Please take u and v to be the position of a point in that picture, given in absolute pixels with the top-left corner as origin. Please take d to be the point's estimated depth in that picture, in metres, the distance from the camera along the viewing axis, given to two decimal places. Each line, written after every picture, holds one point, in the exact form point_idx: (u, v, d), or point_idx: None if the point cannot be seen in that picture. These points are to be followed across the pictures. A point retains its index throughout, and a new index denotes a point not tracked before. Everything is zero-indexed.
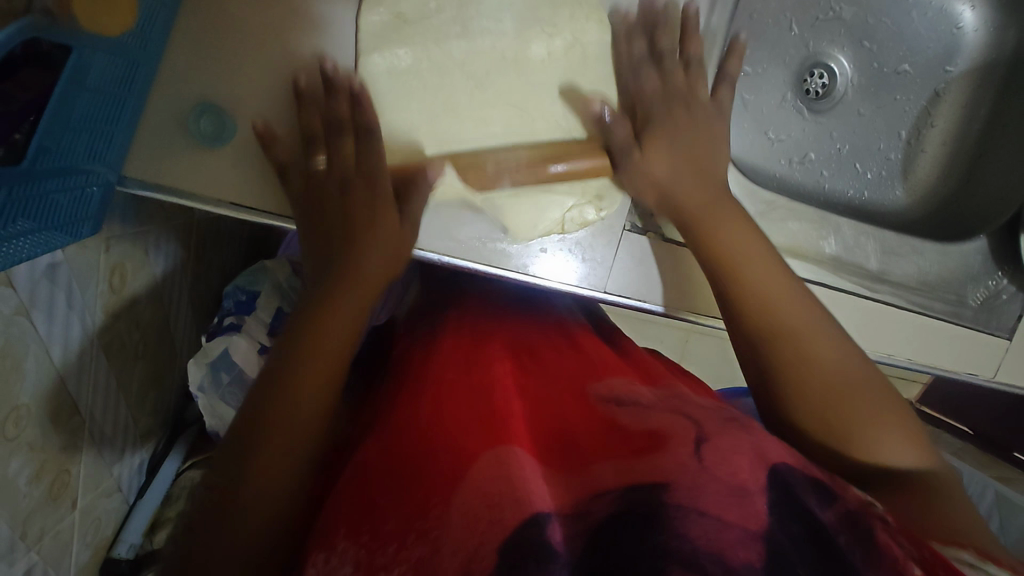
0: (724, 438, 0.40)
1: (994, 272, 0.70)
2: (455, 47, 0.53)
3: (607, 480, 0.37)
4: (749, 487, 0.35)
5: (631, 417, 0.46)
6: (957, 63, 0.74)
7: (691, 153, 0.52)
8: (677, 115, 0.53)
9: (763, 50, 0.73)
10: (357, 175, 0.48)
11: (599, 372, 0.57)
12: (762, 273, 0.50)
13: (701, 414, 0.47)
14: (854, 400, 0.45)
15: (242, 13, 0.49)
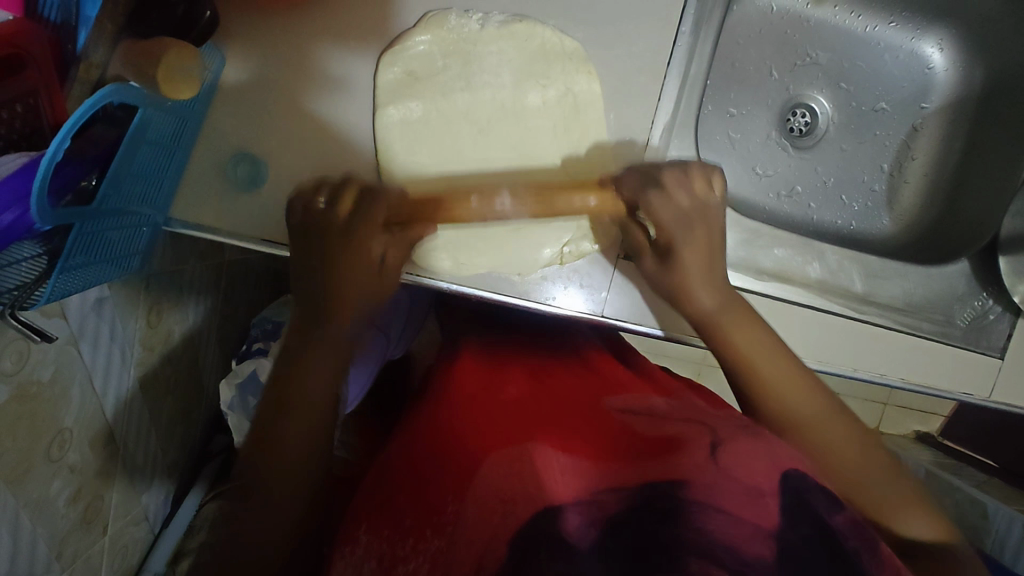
0: (740, 444, 0.44)
1: (980, 292, 0.72)
2: (459, 98, 0.60)
3: (621, 472, 0.42)
4: (764, 490, 0.39)
5: (644, 424, 0.50)
6: (931, 100, 0.80)
7: (703, 250, 0.56)
8: (696, 230, 0.56)
9: (746, 93, 0.79)
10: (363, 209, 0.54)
11: (616, 390, 0.61)
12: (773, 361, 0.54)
13: (716, 425, 0.49)
14: (878, 486, 0.48)
15: (275, 76, 0.57)
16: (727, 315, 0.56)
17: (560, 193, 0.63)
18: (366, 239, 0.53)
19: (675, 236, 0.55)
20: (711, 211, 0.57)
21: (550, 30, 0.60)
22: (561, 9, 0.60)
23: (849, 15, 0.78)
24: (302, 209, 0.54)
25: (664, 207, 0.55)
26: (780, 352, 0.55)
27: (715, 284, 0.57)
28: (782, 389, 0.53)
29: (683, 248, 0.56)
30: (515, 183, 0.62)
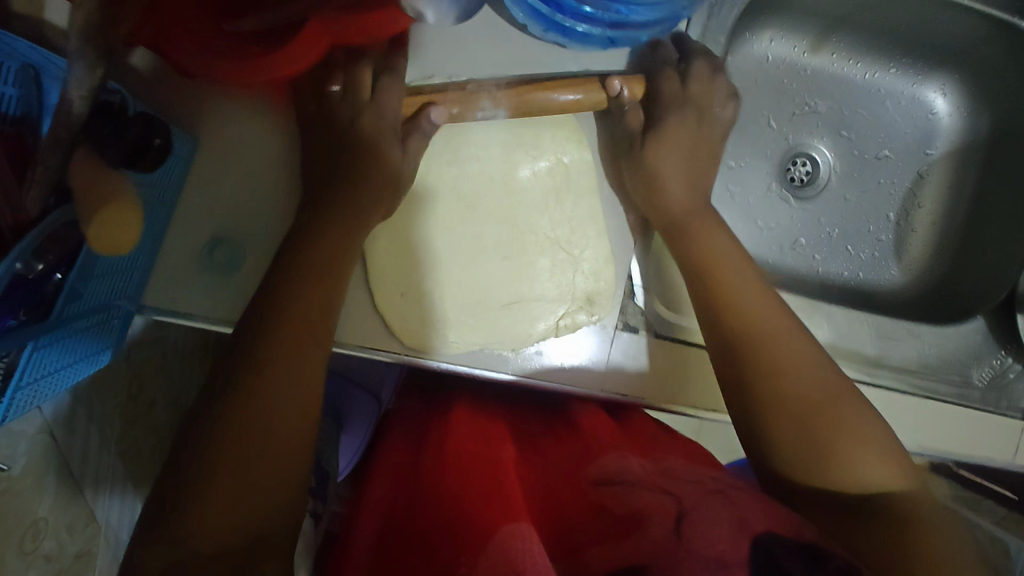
0: (699, 513, 0.43)
1: (997, 350, 0.69)
2: (447, 172, 0.58)
3: (600, 561, 0.42)
4: (726, 562, 0.38)
5: (616, 495, 0.49)
6: (936, 146, 0.77)
7: (683, 146, 0.59)
8: (687, 119, 0.59)
9: (743, 145, 0.77)
10: (367, 109, 0.52)
11: (594, 451, 0.59)
12: (756, 295, 0.55)
13: (680, 488, 0.49)
14: (837, 411, 0.50)
15: (249, 156, 0.54)
16: (700, 214, 0.59)
17: (551, 265, 0.60)
18: (377, 123, 0.52)
19: (670, 118, 0.58)
20: (702, 122, 0.60)
21: None
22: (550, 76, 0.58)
23: (847, 62, 0.76)
24: (314, 98, 0.53)
25: (669, 92, 0.58)
26: (750, 277, 0.57)
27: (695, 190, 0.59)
28: (757, 315, 0.54)
29: (666, 142, 0.58)
30: (506, 257, 0.59)
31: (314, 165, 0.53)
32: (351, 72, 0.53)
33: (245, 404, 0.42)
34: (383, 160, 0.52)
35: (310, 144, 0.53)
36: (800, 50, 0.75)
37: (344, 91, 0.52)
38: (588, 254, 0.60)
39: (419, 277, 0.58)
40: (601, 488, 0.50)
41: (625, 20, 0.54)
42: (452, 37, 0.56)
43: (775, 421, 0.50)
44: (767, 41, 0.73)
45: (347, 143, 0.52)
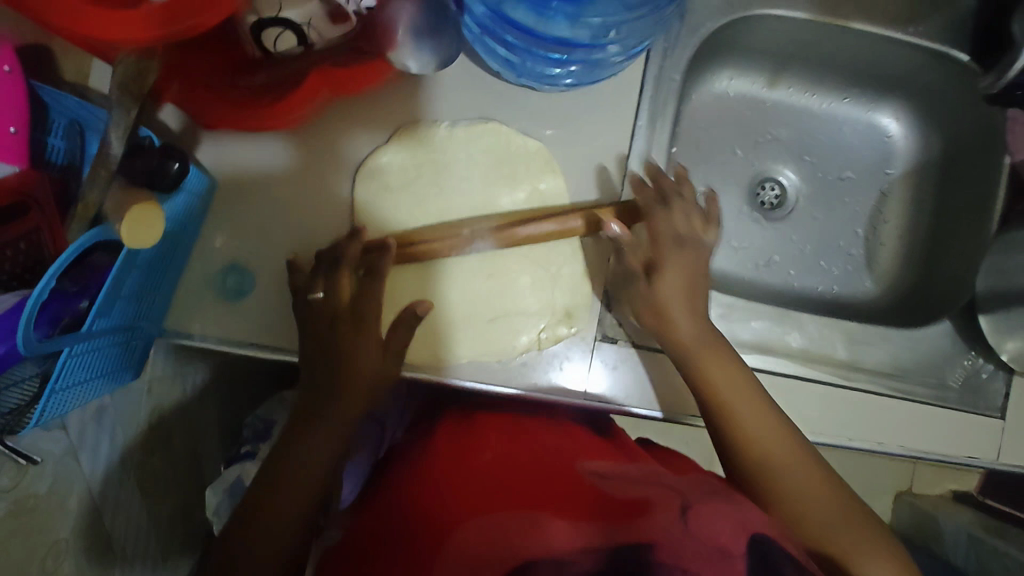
0: (704, 508, 0.47)
1: (967, 352, 0.70)
2: (433, 202, 0.64)
3: (591, 535, 0.45)
4: (730, 551, 0.42)
5: (615, 486, 0.52)
6: (895, 165, 0.83)
7: (681, 269, 0.61)
8: (683, 251, 0.62)
9: (713, 173, 0.83)
10: (349, 315, 0.57)
11: (587, 455, 0.62)
12: (743, 399, 0.58)
13: (685, 488, 0.52)
14: (841, 532, 0.52)
15: (259, 193, 0.62)
16: (703, 344, 0.60)
17: (532, 283, 0.65)
18: (358, 326, 0.57)
19: (662, 252, 0.61)
20: (689, 253, 0.62)
21: (513, 132, 0.64)
22: (522, 114, 0.65)
23: (802, 95, 0.83)
24: (304, 298, 0.58)
25: (661, 218, 0.62)
26: (747, 387, 0.59)
27: (702, 318, 0.61)
28: (743, 411, 0.58)
29: (673, 305, 0.60)
30: (490, 275, 0.64)
31: (310, 345, 0.58)
32: (332, 273, 0.58)
33: (294, 502, 0.54)
34: (354, 359, 0.57)
35: (310, 330, 0.58)
36: (759, 86, 0.82)
37: (327, 293, 0.58)
38: (566, 271, 0.65)
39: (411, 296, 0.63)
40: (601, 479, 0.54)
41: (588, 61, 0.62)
42: (433, 85, 0.64)
43: (784, 510, 0.53)
44: (726, 80, 0.81)
45: (333, 335, 0.57)
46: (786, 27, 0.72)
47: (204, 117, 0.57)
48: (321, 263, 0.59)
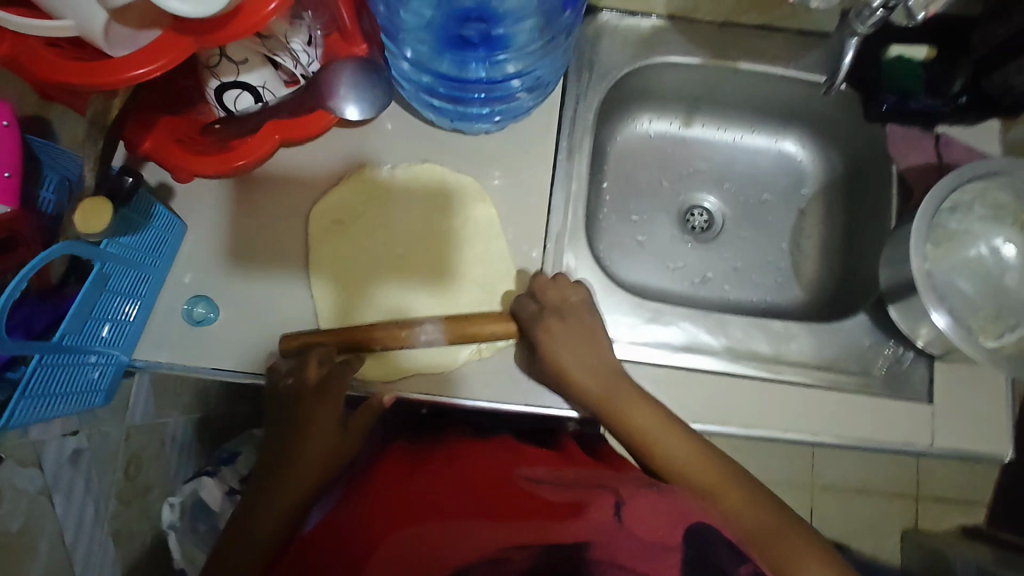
0: (638, 502, 0.52)
1: (887, 341, 0.75)
2: (378, 234, 0.72)
3: (527, 533, 0.49)
4: (666, 543, 0.47)
5: (552, 490, 0.56)
6: (808, 185, 0.91)
7: (569, 344, 0.66)
8: (557, 325, 0.66)
9: (643, 203, 0.91)
10: (316, 387, 0.64)
11: (532, 463, 0.64)
12: (667, 432, 0.64)
13: (618, 485, 0.56)
14: (783, 544, 0.58)
15: (228, 234, 0.71)
16: (614, 396, 0.64)
17: (470, 299, 0.71)
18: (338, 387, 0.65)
19: (541, 334, 0.66)
20: (574, 320, 0.67)
21: (447, 170, 0.73)
22: (453, 154, 0.74)
23: (716, 130, 0.92)
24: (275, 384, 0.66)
25: (529, 306, 0.67)
26: (664, 421, 0.64)
27: (609, 375, 0.65)
28: (667, 442, 0.63)
29: (585, 376, 0.65)
30: (432, 295, 0.71)
31: (273, 415, 0.65)
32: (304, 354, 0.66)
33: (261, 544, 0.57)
34: (314, 419, 0.63)
35: (280, 402, 0.64)
36: (676, 125, 0.92)
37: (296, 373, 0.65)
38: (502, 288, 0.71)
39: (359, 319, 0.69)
40: (540, 484, 0.57)
41: (501, 97, 0.72)
42: (373, 134, 0.74)
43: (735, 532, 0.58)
44: (647, 121, 0.91)
45: (297, 407, 0.63)
46: (680, 74, 0.83)
47: (180, 172, 0.66)
48: (298, 348, 0.67)
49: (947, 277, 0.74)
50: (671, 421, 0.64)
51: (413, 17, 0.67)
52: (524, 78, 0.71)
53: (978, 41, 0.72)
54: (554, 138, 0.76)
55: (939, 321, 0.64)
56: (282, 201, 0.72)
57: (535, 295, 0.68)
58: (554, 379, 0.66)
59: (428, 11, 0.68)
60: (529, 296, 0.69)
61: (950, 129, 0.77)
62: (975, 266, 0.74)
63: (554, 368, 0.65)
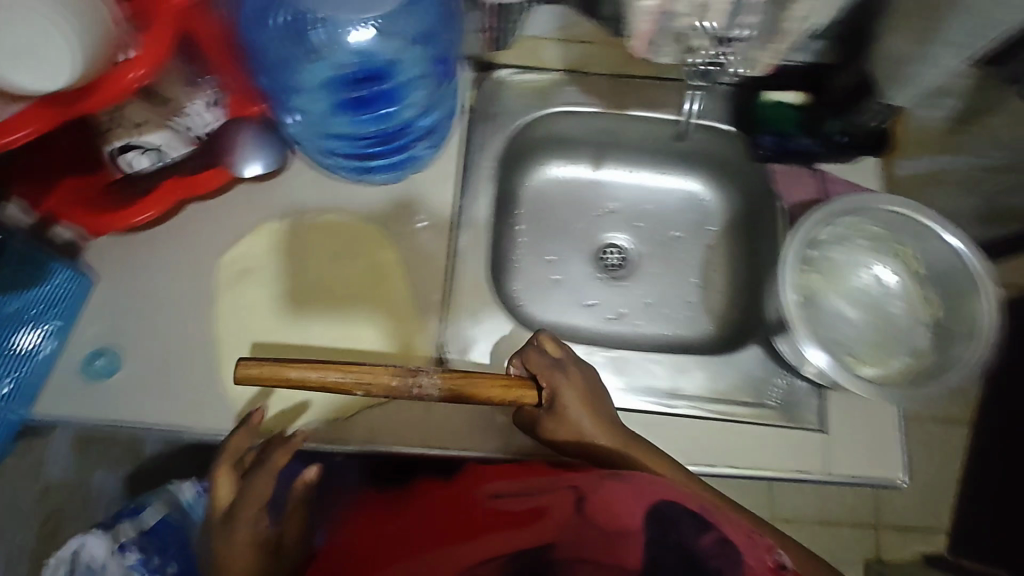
0: (596, 496, 0.55)
1: (781, 371, 0.77)
2: (280, 282, 0.74)
3: (499, 542, 0.52)
4: (626, 530, 0.51)
5: (512, 497, 0.58)
6: (714, 222, 0.94)
7: (579, 396, 0.67)
8: (572, 377, 0.67)
9: (557, 244, 0.94)
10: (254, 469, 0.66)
11: (490, 474, 0.66)
12: (647, 457, 0.66)
13: (580, 478, 0.59)
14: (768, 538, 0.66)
15: (129, 286, 0.72)
16: (628, 443, 0.67)
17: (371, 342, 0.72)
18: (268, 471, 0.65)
19: (560, 387, 0.66)
20: (582, 376, 0.68)
21: (352, 217, 0.76)
22: (357, 203, 0.77)
23: (625, 171, 0.96)
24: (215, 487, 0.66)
25: (535, 357, 0.66)
26: (641, 449, 0.66)
27: (619, 435, 0.67)
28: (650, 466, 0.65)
29: (597, 428, 0.66)
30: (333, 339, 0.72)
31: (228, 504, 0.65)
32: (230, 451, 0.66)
33: None
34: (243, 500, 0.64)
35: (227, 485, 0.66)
36: (586, 169, 0.96)
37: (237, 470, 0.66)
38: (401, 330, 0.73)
39: (258, 365, 0.71)
40: (499, 495, 0.59)
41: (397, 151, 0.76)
42: (278, 185, 0.76)
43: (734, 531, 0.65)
44: (557, 167, 0.95)
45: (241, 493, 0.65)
46: (580, 121, 0.88)
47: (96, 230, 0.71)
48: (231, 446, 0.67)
49: (832, 306, 0.78)
50: (653, 451, 0.67)
51: (312, 79, 0.67)
52: (414, 126, 0.76)
53: (829, 80, 0.78)
54: (456, 186, 0.79)
55: (814, 357, 0.67)
56: (183, 250, 0.73)
57: (540, 344, 0.68)
58: (571, 446, 0.66)
59: (325, 73, 0.66)
60: (521, 352, 0.68)
61: (830, 166, 0.82)
62: (858, 296, 0.78)
63: (571, 436, 0.66)
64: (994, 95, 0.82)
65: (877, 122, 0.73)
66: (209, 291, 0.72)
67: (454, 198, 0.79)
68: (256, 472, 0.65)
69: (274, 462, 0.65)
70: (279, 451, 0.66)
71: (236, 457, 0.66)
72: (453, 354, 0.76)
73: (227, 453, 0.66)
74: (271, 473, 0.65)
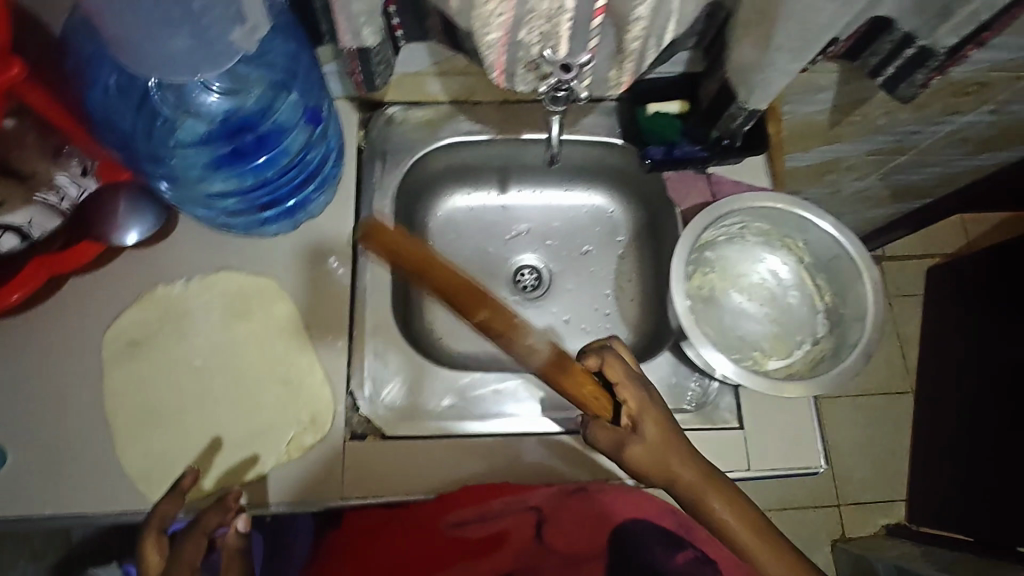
0: (555, 521, 0.67)
1: (692, 374, 0.79)
2: (175, 348, 0.72)
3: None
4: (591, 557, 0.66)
5: (474, 523, 0.67)
6: (621, 233, 0.95)
7: (647, 406, 0.62)
8: (648, 388, 0.63)
9: (471, 271, 0.94)
10: (189, 533, 0.53)
11: (438, 498, 0.69)
12: (693, 473, 0.61)
13: (540, 496, 0.68)
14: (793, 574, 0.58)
15: (13, 374, 0.69)
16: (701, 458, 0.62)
17: (275, 400, 0.72)
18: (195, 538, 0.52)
19: (625, 388, 0.63)
20: (653, 392, 0.64)
21: (244, 274, 0.75)
22: (250, 258, 0.76)
23: (531, 193, 0.96)
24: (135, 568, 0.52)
25: (614, 364, 0.63)
26: (697, 462, 0.61)
27: (692, 457, 0.61)
28: (690, 490, 0.61)
29: (653, 432, 0.61)
30: (238, 401, 0.71)
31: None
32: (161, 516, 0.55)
33: None
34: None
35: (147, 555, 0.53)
36: (493, 195, 0.96)
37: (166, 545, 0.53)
38: (306, 383, 0.73)
39: (159, 438, 0.69)
40: (458, 526, 0.66)
41: (286, 202, 0.75)
42: (165, 250, 0.74)
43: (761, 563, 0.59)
44: (463, 195, 0.95)
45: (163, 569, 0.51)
46: (475, 150, 0.89)
47: None
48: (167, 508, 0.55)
49: (735, 305, 0.79)
50: (708, 469, 0.62)
51: (184, 138, 0.66)
52: (297, 168, 0.73)
53: (700, 88, 0.79)
54: (353, 229, 0.79)
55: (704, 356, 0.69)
56: (71, 330, 0.71)
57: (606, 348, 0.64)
58: (658, 464, 0.60)
59: (199, 130, 0.67)
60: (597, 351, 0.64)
61: (719, 169, 0.85)
62: (758, 292, 0.80)
63: (654, 456, 0.60)
64: (860, 85, 0.87)
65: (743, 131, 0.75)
66: (98, 368, 0.70)
67: (352, 242, 0.79)
68: (184, 534, 0.53)
69: (206, 522, 0.53)
70: (212, 511, 0.53)
71: (164, 524, 0.55)
72: (366, 401, 0.75)
73: (151, 520, 0.54)
74: (205, 533, 0.53)
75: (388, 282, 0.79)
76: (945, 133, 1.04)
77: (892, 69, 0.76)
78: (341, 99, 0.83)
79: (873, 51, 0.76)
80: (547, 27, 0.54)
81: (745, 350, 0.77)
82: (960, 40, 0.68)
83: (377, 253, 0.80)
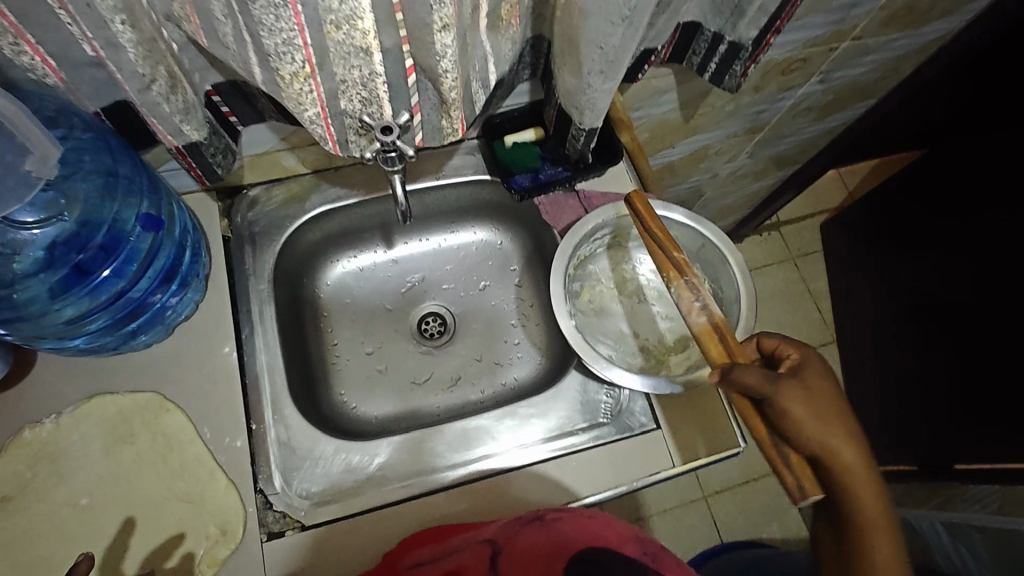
0: (510, 554, 0.59)
1: (603, 386, 0.80)
2: (55, 492, 0.67)
3: None
4: None
5: (432, 565, 0.61)
6: (514, 262, 0.96)
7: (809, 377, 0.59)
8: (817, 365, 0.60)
9: (374, 332, 0.93)
10: None
11: (413, 544, 0.65)
12: (840, 447, 0.57)
13: (493, 529, 0.62)
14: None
15: None
16: (850, 429, 0.57)
17: (177, 517, 0.68)
18: None
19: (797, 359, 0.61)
20: (816, 366, 0.60)
21: (122, 394, 0.71)
22: (126, 377, 0.73)
23: (418, 242, 0.96)
24: None
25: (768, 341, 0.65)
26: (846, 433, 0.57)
27: (851, 431, 0.57)
28: (838, 459, 0.57)
29: (810, 393, 0.57)
30: (136, 529, 0.67)
31: None
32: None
33: None
34: None
35: None
36: (381, 252, 0.95)
37: None
38: (208, 493, 0.69)
39: None
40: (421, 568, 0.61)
41: (153, 305, 0.71)
42: (29, 389, 0.70)
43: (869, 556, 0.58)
44: (350, 259, 0.94)
45: None
46: (350, 215, 0.88)
47: None
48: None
49: (626, 310, 0.83)
50: (857, 446, 0.57)
51: (23, 268, 0.63)
52: (151, 271, 0.69)
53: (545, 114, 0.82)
54: (235, 323, 0.77)
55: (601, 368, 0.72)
56: None
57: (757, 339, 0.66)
58: (826, 418, 0.56)
59: (35, 256, 0.63)
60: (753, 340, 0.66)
61: (585, 185, 0.88)
62: (647, 292, 0.84)
63: (807, 406, 0.56)
64: (695, 82, 0.93)
65: (585, 148, 0.77)
66: None
67: (234, 336, 0.76)
68: None
69: None
70: None
71: None
72: (278, 494, 0.71)
73: None
74: None
75: (280, 366, 0.77)
76: (790, 106, 1.12)
77: (714, 65, 0.81)
78: (196, 192, 0.81)
79: (693, 51, 0.81)
80: (364, 93, 0.54)
81: (644, 350, 0.81)
82: (760, 32, 0.73)
83: (265, 342, 0.78)
